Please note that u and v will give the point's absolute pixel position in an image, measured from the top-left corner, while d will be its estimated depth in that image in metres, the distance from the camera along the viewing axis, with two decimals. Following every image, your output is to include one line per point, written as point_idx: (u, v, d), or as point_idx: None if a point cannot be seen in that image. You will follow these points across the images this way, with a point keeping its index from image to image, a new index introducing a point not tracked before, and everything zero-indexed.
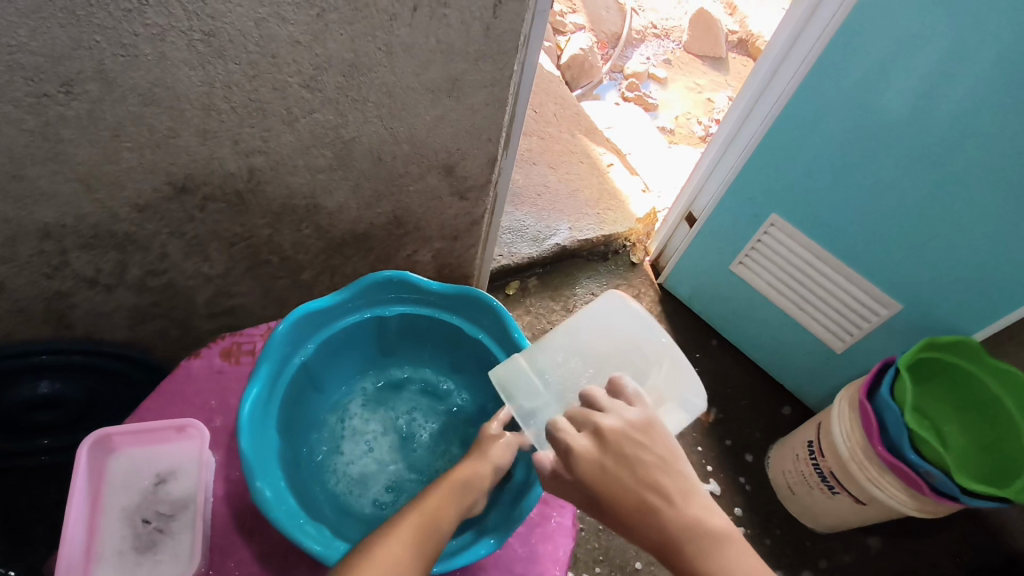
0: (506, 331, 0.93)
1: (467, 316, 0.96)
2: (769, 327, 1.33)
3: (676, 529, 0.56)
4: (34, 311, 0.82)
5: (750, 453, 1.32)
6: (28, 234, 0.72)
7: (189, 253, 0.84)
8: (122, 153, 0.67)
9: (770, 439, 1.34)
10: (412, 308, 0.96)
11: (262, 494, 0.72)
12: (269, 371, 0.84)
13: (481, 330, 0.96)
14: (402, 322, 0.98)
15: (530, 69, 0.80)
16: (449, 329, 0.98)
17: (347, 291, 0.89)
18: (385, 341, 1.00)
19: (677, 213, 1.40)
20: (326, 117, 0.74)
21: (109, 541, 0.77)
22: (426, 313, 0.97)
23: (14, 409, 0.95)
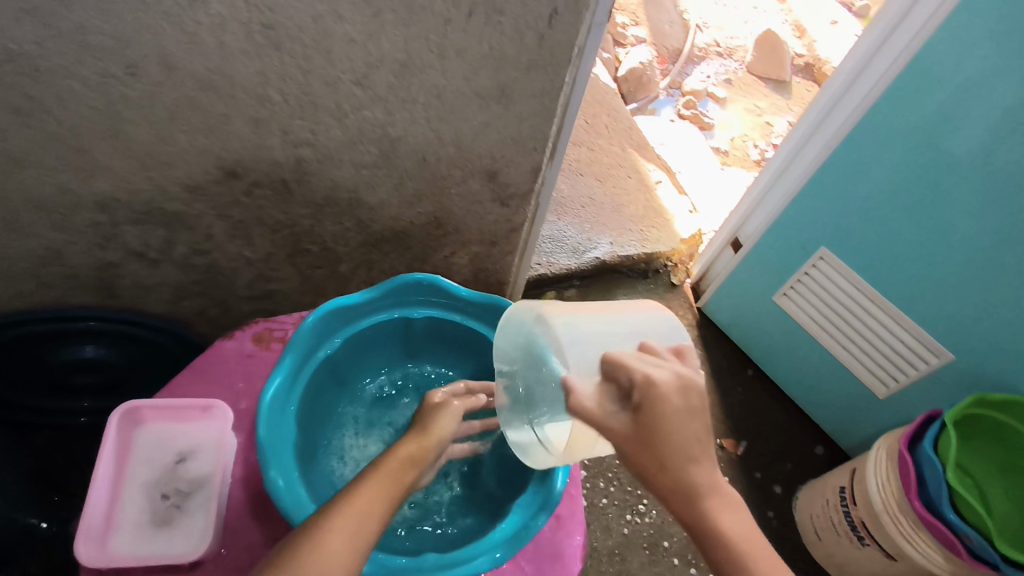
0: None
1: (493, 325, 0.96)
2: (810, 364, 1.28)
3: (688, 498, 0.56)
4: (84, 278, 0.86)
5: (778, 486, 1.28)
6: (84, 205, 0.75)
7: (233, 236, 0.86)
8: (177, 135, 0.70)
9: (800, 478, 1.30)
10: (439, 312, 0.96)
11: (274, 481, 0.74)
12: (294, 361, 0.85)
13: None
14: (427, 326, 0.98)
15: (583, 83, 0.79)
16: (473, 337, 0.98)
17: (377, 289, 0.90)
18: (408, 343, 1.01)
19: (723, 238, 1.37)
20: (375, 114, 0.74)
21: (128, 511, 0.79)
22: (454, 318, 0.96)
23: (58, 370, 1.00)
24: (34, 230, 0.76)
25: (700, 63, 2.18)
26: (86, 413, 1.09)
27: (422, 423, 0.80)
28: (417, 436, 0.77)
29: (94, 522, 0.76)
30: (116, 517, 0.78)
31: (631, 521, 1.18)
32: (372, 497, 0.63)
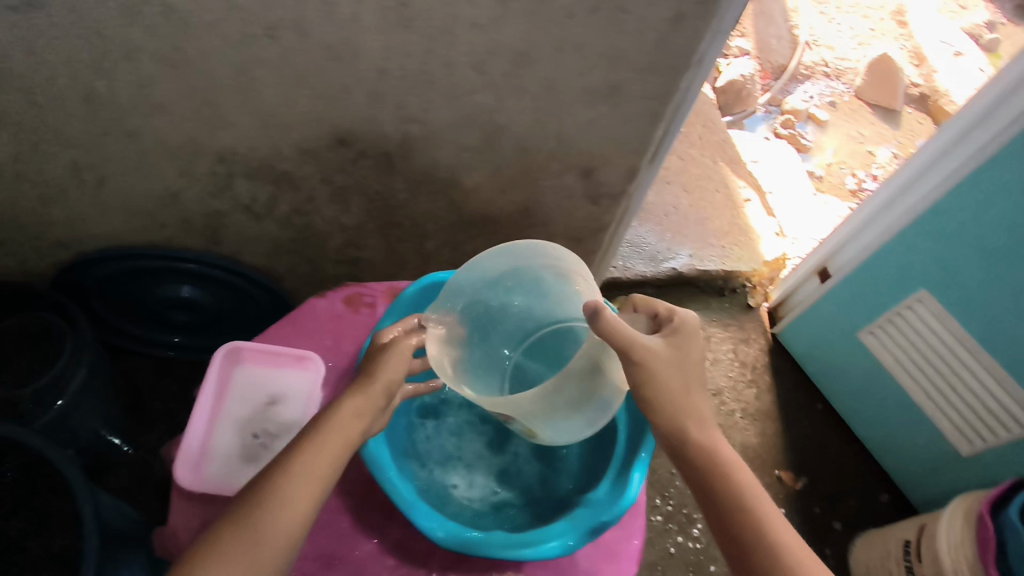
0: None
1: None
2: (887, 408, 1.22)
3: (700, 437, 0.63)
4: (194, 223, 0.92)
5: (838, 523, 1.24)
6: (207, 155, 0.80)
7: (333, 201, 0.90)
8: (300, 98, 0.73)
9: (860, 522, 1.24)
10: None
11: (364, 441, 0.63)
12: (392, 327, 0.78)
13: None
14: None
15: (694, 91, 0.78)
16: None
17: None
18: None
19: (810, 266, 1.32)
20: (486, 100, 0.76)
21: (221, 443, 0.78)
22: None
23: (158, 304, 1.07)
24: (160, 173, 0.82)
25: (805, 82, 2.10)
26: (174, 347, 1.16)
27: (366, 372, 0.64)
28: (358, 391, 0.62)
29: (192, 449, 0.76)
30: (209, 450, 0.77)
31: (680, 540, 1.16)
32: (307, 479, 0.54)
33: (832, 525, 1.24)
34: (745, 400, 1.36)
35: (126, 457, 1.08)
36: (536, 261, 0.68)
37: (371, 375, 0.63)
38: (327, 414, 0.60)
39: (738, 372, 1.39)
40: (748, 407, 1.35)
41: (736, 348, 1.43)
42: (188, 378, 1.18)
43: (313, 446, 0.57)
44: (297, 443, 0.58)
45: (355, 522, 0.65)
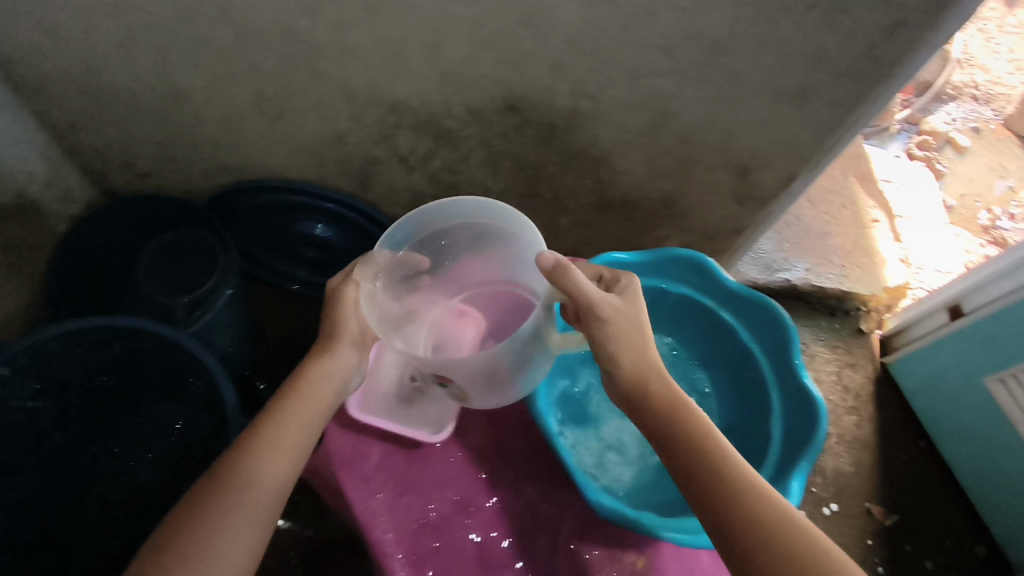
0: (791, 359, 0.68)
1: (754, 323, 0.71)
2: (1002, 461, 1.15)
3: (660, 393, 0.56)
4: (349, 165, 0.95)
5: (928, 562, 1.20)
6: (381, 103, 0.82)
7: (485, 163, 0.91)
8: (485, 61, 0.73)
9: (951, 569, 1.20)
10: (694, 295, 0.75)
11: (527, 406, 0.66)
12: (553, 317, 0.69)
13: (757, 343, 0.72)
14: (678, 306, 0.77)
15: (886, 104, 0.73)
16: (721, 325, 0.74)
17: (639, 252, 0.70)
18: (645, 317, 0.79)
19: (941, 301, 1.24)
20: (666, 85, 0.74)
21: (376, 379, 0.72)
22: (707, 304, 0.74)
23: (295, 239, 1.13)
24: (332, 114, 0.85)
25: (951, 102, 1.94)
26: (298, 282, 1.21)
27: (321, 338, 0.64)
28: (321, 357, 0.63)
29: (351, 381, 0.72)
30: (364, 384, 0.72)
31: None
32: (276, 451, 0.55)
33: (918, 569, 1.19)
34: (844, 426, 1.32)
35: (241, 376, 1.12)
36: (486, 219, 0.62)
37: (331, 338, 0.64)
38: (290, 387, 0.61)
39: (840, 397, 1.36)
40: (845, 434, 1.31)
41: (841, 371, 1.38)
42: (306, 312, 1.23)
43: (283, 419, 0.58)
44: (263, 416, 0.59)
45: (494, 479, 0.68)
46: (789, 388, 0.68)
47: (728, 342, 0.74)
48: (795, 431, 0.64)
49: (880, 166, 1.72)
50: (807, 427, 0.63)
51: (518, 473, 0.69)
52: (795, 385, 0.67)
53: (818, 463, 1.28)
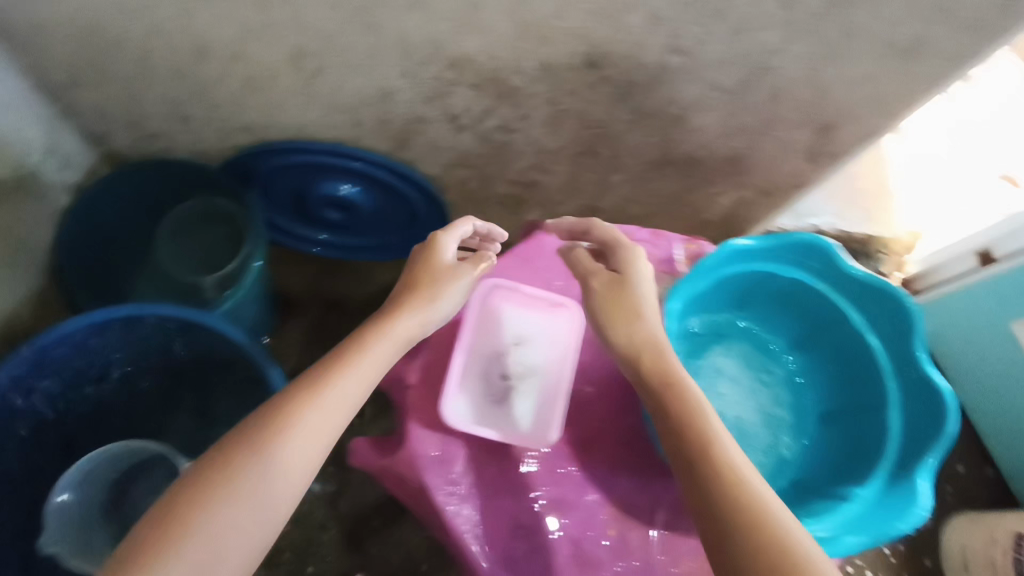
0: (912, 339, 0.68)
1: (868, 308, 0.72)
2: (1014, 405, 1.24)
3: (650, 368, 0.58)
4: (391, 125, 0.85)
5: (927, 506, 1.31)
6: (442, 58, 0.72)
7: (546, 122, 0.83)
8: (572, 12, 0.64)
9: (954, 507, 1.32)
10: (806, 276, 0.74)
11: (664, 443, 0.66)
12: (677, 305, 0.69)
13: (872, 330, 0.71)
14: (784, 289, 0.76)
15: (1006, 45, 0.68)
16: (831, 314, 0.74)
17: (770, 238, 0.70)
18: (743, 297, 0.78)
19: (972, 245, 1.28)
20: (770, 39, 0.67)
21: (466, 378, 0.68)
22: (821, 287, 0.73)
23: (315, 202, 1.03)
24: (383, 71, 0.74)
25: None
26: (319, 244, 1.13)
27: (410, 293, 0.65)
28: (406, 312, 0.63)
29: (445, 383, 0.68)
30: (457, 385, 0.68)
31: None
32: (362, 360, 0.59)
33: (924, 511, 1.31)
34: None
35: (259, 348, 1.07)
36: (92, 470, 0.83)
37: (424, 299, 0.65)
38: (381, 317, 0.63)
39: None
40: None
41: None
42: (329, 274, 1.22)
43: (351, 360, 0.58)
44: (331, 356, 0.58)
45: (585, 470, 0.66)
46: (910, 381, 0.67)
47: (841, 326, 0.73)
48: (925, 430, 0.64)
49: None
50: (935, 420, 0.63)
51: (606, 463, 0.67)
52: (918, 379, 0.67)
53: None
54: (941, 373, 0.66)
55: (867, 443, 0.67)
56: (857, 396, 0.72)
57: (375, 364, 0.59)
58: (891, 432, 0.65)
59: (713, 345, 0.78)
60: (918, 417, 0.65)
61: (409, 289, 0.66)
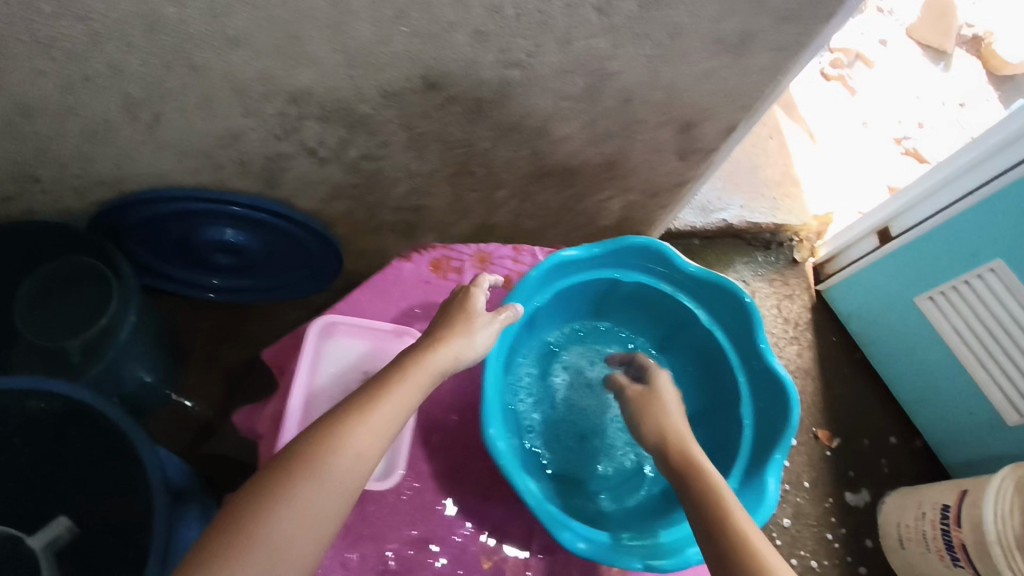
0: (749, 332, 0.75)
1: (712, 308, 0.79)
2: (933, 374, 1.26)
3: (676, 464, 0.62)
4: (252, 164, 0.82)
5: (866, 484, 1.32)
6: (279, 93, 0.70)
7: (407, 147, 0.81)
8: (395, 35, 0.63)
9: (891, 482, 1.33)
10: (652, 281, 0.80)
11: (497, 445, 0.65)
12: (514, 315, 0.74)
13: (719, 326, 0.78)
14: (633, 293, 0.82)
15: (831, 31, 0.69)
16: (674, 312, 0.81)
17: (602, 245, 0.75)
18: (599, 304, 0.86)
19: (870, 225, 1.32)
20: (601, 44, 0.67)
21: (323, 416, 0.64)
22: (666, 289, 0.80)
23: (199, 249, 0.99)
24: (223, 111, 0.72)
25: (857, 17, 1.80)
26: (214, 289, 1.10)
27: (450, 326, 0.66)
28: (443, 345, 0.64)
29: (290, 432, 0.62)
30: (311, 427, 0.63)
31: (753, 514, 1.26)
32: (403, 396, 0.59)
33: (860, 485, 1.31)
34: (786, 358, 1.40)
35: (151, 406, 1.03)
36: None
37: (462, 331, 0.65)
38: (417, 348, 0.64)
39: (781, 330, 1.42)
40: (788, 365, 1.40)
41: (779, 304, 1.44)
42: (231, 322, 1.16)
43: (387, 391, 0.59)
44: (365, 389, 0.59)
45: (459, 503, 0.72)
46: (755, 373, 0.75)
47: (694, 325, 0.80)
48: (773, 421, 0.71)
49: (798, 93, 1.66)
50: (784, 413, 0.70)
51: (479, 494, 0.73)
52: (761, 371, 0.74)
53: None
54: (780, 360, 0.72)
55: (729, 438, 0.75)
56: (716, 389, 0.79)
57: (414, 394, 0.60)
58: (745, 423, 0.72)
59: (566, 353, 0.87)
60: (755, 412, 0.73)
61: (447, 328, 0.66)
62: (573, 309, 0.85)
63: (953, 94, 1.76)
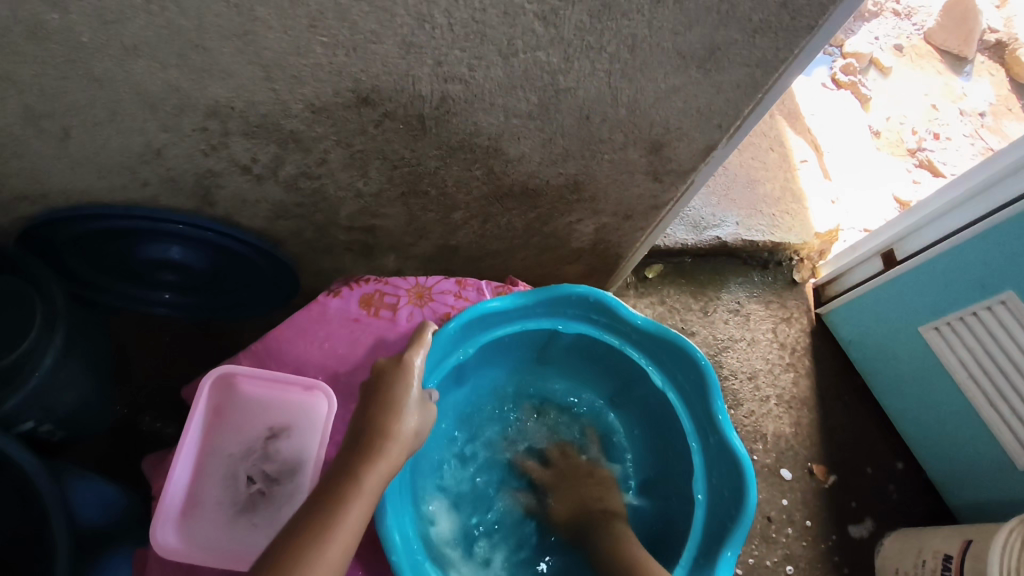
0: (703, 396, 0.77)
1: (662, 365, 0.81)
2: (937, 411, 1.17)
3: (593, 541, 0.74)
4: (183, 182, 0.76)
5: (869, 517, 1.22)
6: (196, 108, 0.63)
7: (348, 165, 0.74)
8: (313, 46, 0.56)
9: (897, 516, 1.23)
10: (596, 332, 0.83)
11: (393, 539, 0.64)
12: (439, 367, 0.77)
13: (673, 386, 0.80)
14: (576, 342, 0.85)
15: (818, 49, 0.62)
16: (622, 366, 0.84)
17: (538, 295, 0.78)
18: (543, 353, 0.88)
19: (874, 247, 1.23)
20: (550, 58, 0.59)
21: (210, 491, 0.71)
22: (612, 341, 0.82)
23: (143, 266, 0.91)
24: (138, 126, 0.66)
25: (872, 20, 1.69)
26: (166, 304, 1.03)
27: (378, 420, 0.61)
28: (393, 442, 0.60)
29: (166, 507, 0.68)
30: (198, 503, 0.70)
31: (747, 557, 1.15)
32: (354, 503, 0.55)
33: (862, 522, 1.21)
34: (782, 386, 1.30)
35: (87, 435, 0.96)
36: None
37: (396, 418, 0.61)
38: (363, 453, 0.59)
39: (776, 355, 1.33)
40: (784, 394, 1.29)
41: (776, 328, 1.35)
42: (184, 339, 1.10)
43: (341, 517, 0.54)
44: (310, 518, 0.53)
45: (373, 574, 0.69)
46: (710, 443, 0.76)
47: (645, 381, 0.82)
48: (726, 501, 0.73)
49: (804, 101, 1.56)
50: (737, 495, 0.71)
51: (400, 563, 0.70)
52: (717, 443, 0.75)
53: (758, 429, 1.26)
54: (738, 435, 0.73)
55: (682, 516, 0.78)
56: (671, 453, 0.82)
57: (367, 506, 0.56)
58: (697, 501, 0.75)
59: (508, 405, 0.89)
60: (707, 482, 0.75)
61: (378, 426, 0.61)
62: (515, 357, 0.87)
63: (972, 103, 1.65)
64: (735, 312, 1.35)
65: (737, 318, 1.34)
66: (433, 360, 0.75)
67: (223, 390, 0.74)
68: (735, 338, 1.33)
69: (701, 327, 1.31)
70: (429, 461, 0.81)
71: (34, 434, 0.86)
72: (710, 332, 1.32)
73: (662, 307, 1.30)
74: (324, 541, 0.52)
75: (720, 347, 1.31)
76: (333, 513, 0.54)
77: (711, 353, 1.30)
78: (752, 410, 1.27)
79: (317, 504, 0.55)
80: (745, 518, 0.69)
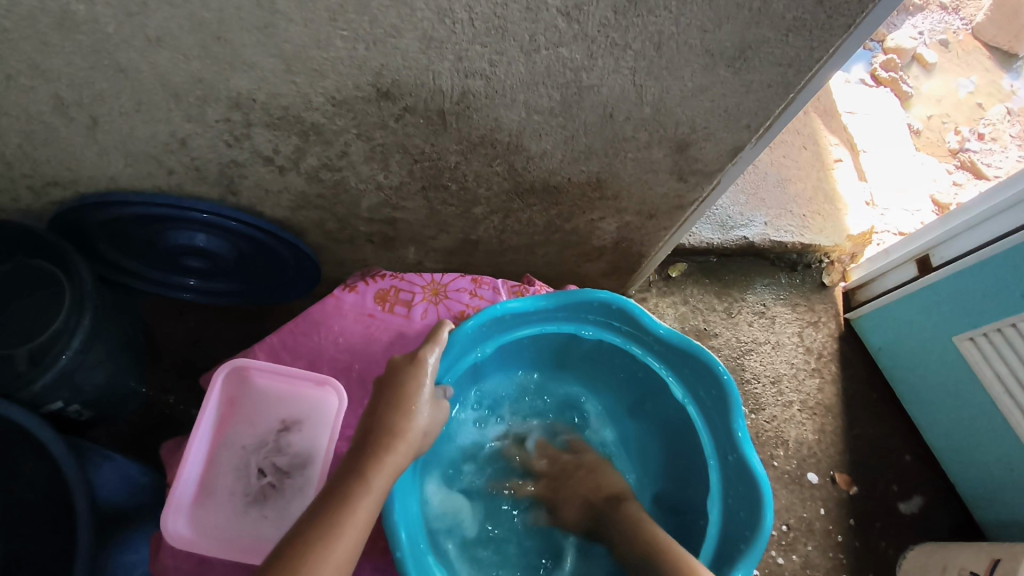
0: (725, 413, 0.76)
1: (683, 376, 0.80)
2: (969, 423, 1.13)
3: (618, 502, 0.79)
4: (207, 171, 0.77)
5: (918, 495, 1.22)
6: (218, 100, 0.64)
7: (369, 158, 0.74)
8: (333, 40, 0.56)
9: (932, 514, 1.21)
10: (618, 340, 0.82)
11: (399, 535, 0.64)
12: (452, 368, 0.76)
13: (693, 400, 0.79)
14: (595, 348, 0.84)
15: (860, 40, 0.58)
16: (644, 375, 0.83)
17: (557, 301, 0.77)
18: (560, 357, 0.87)
19: (910, 252, 1.18)
20: (573, 55, 0.58)
21: (222, 481, 0.72)
22: (633, 351, 0.81)
23: (170, 253, 0.92)
24: (163, 115, 0.67)
25: (916, 14, 1.63)
26: (190, 290, 1.05)
27: (388, 414, 0.61)
28: (401, 441, 0.60)
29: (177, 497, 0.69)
30: (209, 492, 0.72)
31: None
32: (362, 496, 0.56)
33: (911, 499, 1.21)
34: (807, 391, 1.27)
35: (116, 414, 0.99)
36: None
37: (407, 413, 0.62)
38: (372, 450, 0.59)
39: (802, 360, 1.29)
40: (808, 400, 1.26)
41: (802, 332, 1.31)
42: (209, 324, 1.12)
43: (347, 515, 0.54)
44: (319, 515, 0.54)
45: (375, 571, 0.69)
46: (729, 461, 0.75)
47: (666, 393, 0.81)
48: (740, 521, 0.72)
49: (841, 98, 1.51)
50: (753, 518, 0.70)
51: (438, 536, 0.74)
52: (735, 463, 0.74)
53: (779, 434, 1.24)
54: (759, 457, 0.72)
55: (694, 533, 0.77)
56: (687, 469, 0.81)
57: (374, 505, 0.56)
58: (710, 519, 0.74)
59: (525, 407, 0.89)
60: (723, 506, 0.74)
61: (388, 422, 0.61)
62: (534, 359, 0.87)
63: (1022, 104, 1.58)
64: (760, 314, 1.32)
65: (762, 321, 1.31)
66: (447, 359, 0.75)
67: (235, 380, 0.76)
68: (758, 341, 1.30)
69: (724, 329, 1.29)
70: (445, 461, 0.82)
71: (63, 413, 0.88)
72: (733, 333, 1.30)
73: (684, 307, 1.28)
74: (331, 540, 0.52)
75: (743, 351, 1.29)
76: (341, 511, 0.54)
77: (733, 356, 1.28)
78: (775, 415, 1.25)
79: (327, 500, 0.55)
80: (759, 540, 0.68)
